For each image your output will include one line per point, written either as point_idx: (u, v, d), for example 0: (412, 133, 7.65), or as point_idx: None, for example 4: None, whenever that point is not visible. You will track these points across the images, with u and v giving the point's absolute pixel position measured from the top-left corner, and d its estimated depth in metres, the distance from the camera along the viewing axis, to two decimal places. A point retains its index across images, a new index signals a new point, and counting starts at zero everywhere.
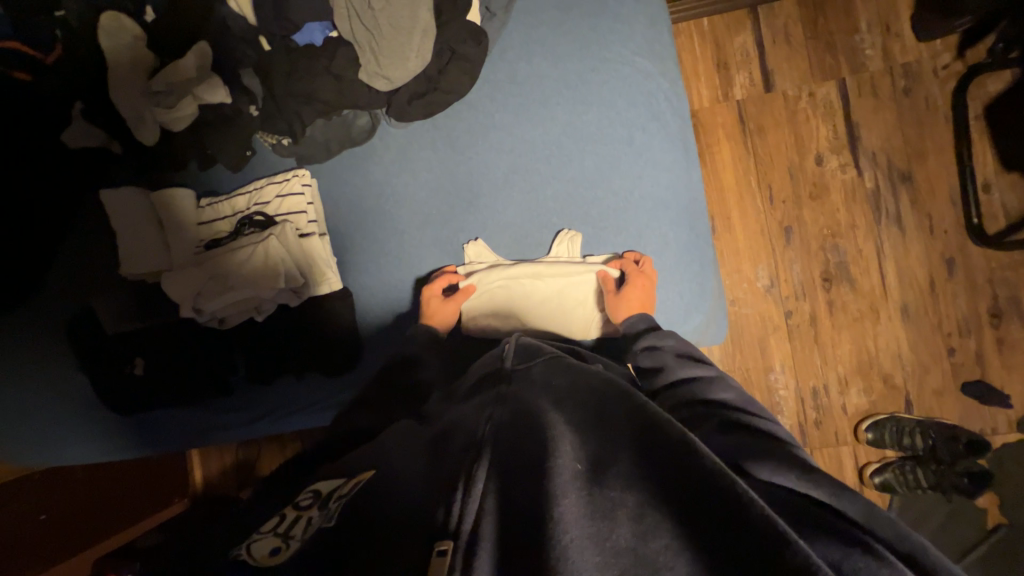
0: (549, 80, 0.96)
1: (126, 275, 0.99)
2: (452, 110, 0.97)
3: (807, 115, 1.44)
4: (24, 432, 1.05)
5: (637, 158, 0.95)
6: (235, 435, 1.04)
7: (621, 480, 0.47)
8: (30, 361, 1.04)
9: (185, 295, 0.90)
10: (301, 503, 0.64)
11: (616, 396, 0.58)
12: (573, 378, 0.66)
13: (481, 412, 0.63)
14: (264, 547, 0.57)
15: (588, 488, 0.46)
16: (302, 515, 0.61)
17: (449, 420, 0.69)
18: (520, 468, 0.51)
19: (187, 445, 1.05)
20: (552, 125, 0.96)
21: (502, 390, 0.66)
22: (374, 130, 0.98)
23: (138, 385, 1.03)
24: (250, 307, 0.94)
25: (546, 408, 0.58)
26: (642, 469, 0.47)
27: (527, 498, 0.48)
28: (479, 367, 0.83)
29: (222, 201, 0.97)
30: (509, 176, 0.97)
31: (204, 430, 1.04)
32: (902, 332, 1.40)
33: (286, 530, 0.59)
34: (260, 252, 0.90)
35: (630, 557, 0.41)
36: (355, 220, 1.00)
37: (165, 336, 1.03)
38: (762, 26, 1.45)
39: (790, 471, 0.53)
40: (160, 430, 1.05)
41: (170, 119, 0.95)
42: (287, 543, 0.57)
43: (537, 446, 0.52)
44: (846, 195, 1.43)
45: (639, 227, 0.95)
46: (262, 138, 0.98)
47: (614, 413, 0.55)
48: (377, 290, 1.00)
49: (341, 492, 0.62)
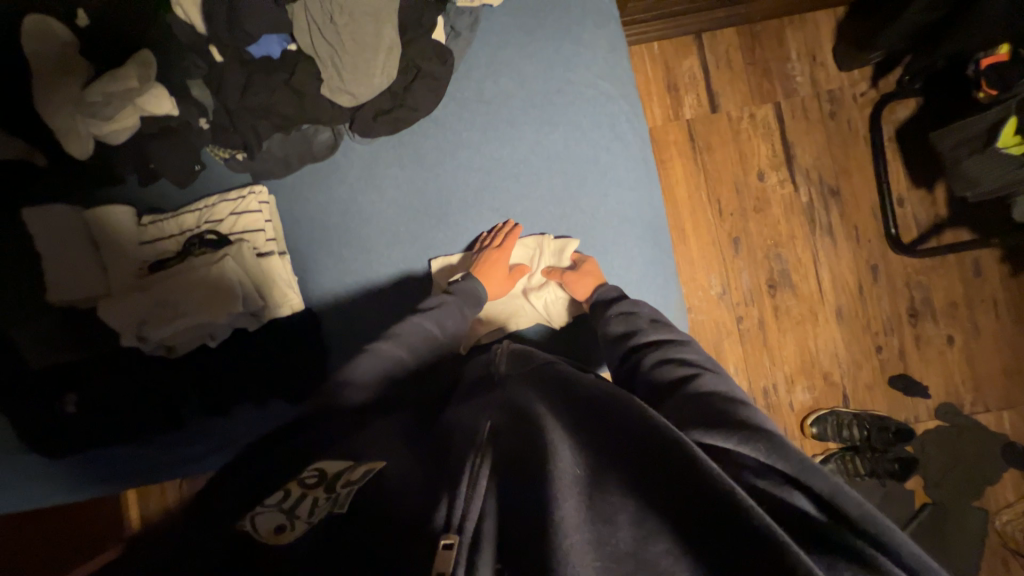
0: (515, 100, 0.97)
1: (54, 301, 0.90)
2: (418, 126, 0.96)
3: (748, 134, 1.56)
4: None
5: (602, 177, 0.98)
6: (184, 472, 0.96)
7: (619, 478, 0.46)
8: None
9: (128, 322, 0.83)
10: (304, 481, 0.59)
11: (613, 395, 0.58)
12: (568, 381, 0.66)
13: (480, 417, 0.63)
14: (268, 522, 0.53)
15: (587, 494, 0.46)
16: (307, 494, 0.57)
17: (445, 430, 0.67)
18: (516, 466, 0.51)
19: (129, 485, 0.96)
20: (520, 143, 0.97)
21: (497, 396, 0.67)
22: (336, 145, 0.95)
23: (72, 424, 0.93)
24: (203, 333, 0.87)
25: (541, 410, 0.58)
26: (639, 464, 0.46)
27: (528, 504, 0.46)
28: (472, 372, 0.83)
29: (168, 218, 0.90)
30: (477, 194, 0.97)
31: (147, 469, 0.95)
32: (837, 333, 1.54)
33: (291, 507, 0.55)
34: (213, 274, 0.83)
35: (631, 563, 0.41)
36: (318, 240, 0.96)
37: (101, 369, 0.93)
38: (706, 51, 1.56)
39: (760, 442, 0.52)
40: (102, 470, 0.95)
41: (111, 132, 0.87)
42: (292, 523, 0.53)
43: (536, 446, 0.51)
44: (785, 208, 1.55)
45: (606, 243, 0.98)
46: (213, 151, 0.92)
47: (610, 414, 0.55)
48: (344, 312, 0.96)
49: (352, 477, 0.59)
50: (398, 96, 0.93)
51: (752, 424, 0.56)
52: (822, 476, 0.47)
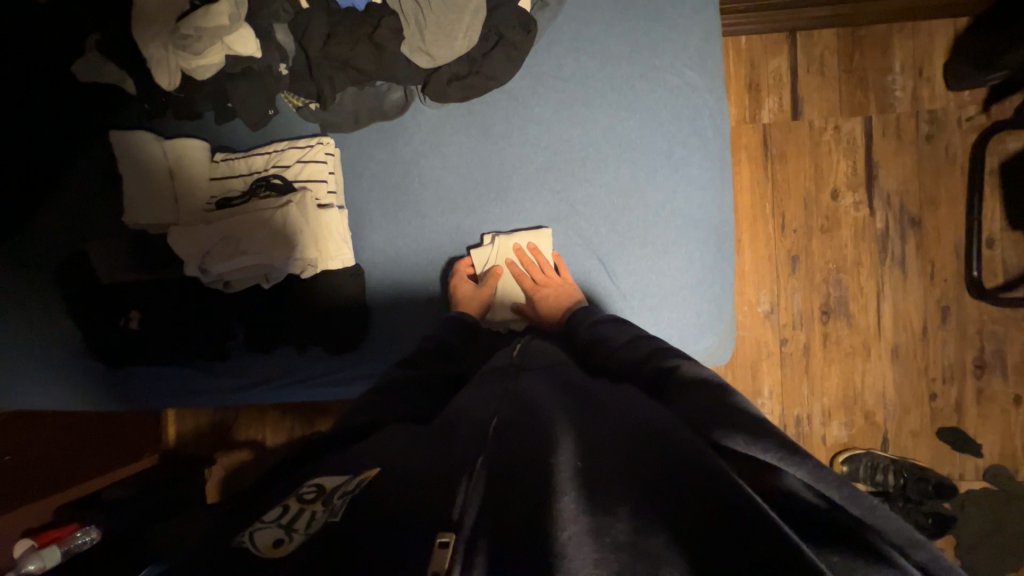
0: (594, 80, 0.93)
1: (129, 224, 0.95)
2: (490, 97, 0.94)
3: (829, 147, 1.45)
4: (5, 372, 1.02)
5: (673, 173, 0.93)
6: (219, 402, 1.00)
7: (619, 479, 0.48)
8: (17, 299, 1.01)
9: (192, 253, 0.86)
10: (303, 496, 0.58)
11: (617, 405, 0.60)
12: (577, 387, 0.68)
13: (487, 410, 0.64)
14: (267, 537, 0.52)
15: (586, 488, 0.47)
16: (305, 508, 0.56)
17: (453, 413, 0.69)
18: (516, 461, 0.52)
19: (171, 404, 1.02)
20: (591, 127, 0.94)
21: (510, 387, 0.69)
22: (406, 106, 0.95)
23: (131, 340, 0.99)
24: (258, 274, 0.90)
25: (547, 407, 0.60)
26: (642, 472, 0.48)
27: (529, 498, 0.47)
28: (494, 361, 0.84)
29: (239, 158, 0.92)
30: (539, 173, 0.95)
31: (190, 392, 1.01)
32: (889, 373, 1.44)
33: (289, 522, 0.54)
34: (275, 220, 0.87)
35: (628, 552, 0.41)
36: (376, 199, 0.96)
37: (161, 293, 0.99)
38: (798, 52, 1.44)
39: (741, 435, 0.50)
40: (149, 388, 1.02)
41: (199, 67, 0.89)
42: (290, 535, 0.52)
43: (539, 441, 0.53)
44: (856, 233, 1.45)
45: (665, 242, 0.94)
46: (287, 98, 0.94)
47: (615, 420, 0.57)
48: (391, 273, 0.97)
49: (346, 488, 0.57)
50: (474, 63, 0.90)
51: (739, 411, 0.55)
52: (816, 467, 0.46)
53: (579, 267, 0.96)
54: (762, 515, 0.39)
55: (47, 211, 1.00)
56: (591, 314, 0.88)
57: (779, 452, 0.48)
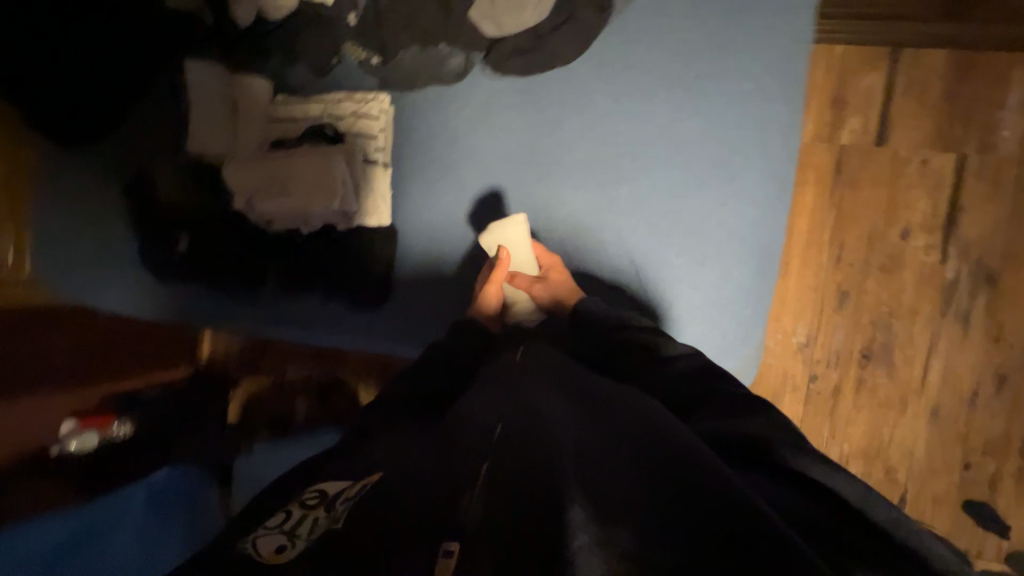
0: (661, 73, 0.88)
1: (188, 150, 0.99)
2: (549, 75, 0.91)
3: (910, 181, 1.32)
4: (75, 270, 1.14)
5: (726, 183, 0.88)
6: (249, 330, 1.07)
7: (624, 488, 0.47)
8: (90, 203, 1.11)
9: (242, 187, 0.90)
10: (306, 501, 0.60)
11: (627, 408, 0.60)
12: (587, 395, 0.67)
13: (491, 412, 0.66)
14: (270, 544, 0.54)
15: (589, 492, 0.46)
16: (309, 514, 0.58)
17: (457, 413, 0.70)
18: (520, 472, 0.52)
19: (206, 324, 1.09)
20: (649, 122, 0.89)
21: (515, 391, 0.71)
22: (463, 74, 0.92)
23: (178, 260, 1.07)
24: (298, 219, 0.94)
25: (549, 416, 0.61)
26: (649, 481, 0.47)
27: (530, 506, 0.47)
28: (495, 364, 0.83)
29: (297, 102, 0.95)
30: (586, 163, 0.91)
31: (224, 318, 1.08)
32: (923, 432, 1.35)
33: (293, 528, 0.56)
34: (319, 169, 0.87)
35: (636, 560, 0.40)
36: (419, 163, 0.96)
37: (209, 221, 1.05)
38: (898, 71, 1.31)
39: (791, 452, 0.54)
40: (189, 306, 1.09)
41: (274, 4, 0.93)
42: (293, 542, 0.54)
43: (543, 451, 0.53)
44: (919, 278, 1.34)
45: (703, 255, 0.90)
46: (350, 50, 0.94)
47: (616, 420, 0.58)
48: (422, 239, 0.98)
49: (351, 492, 0.59)
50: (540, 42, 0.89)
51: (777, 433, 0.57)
52: (857, 487, 0.50)
53: (612, 265, 0.93)
54: (772, 531, 0.40)
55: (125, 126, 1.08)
56: (627, 323, 0.81)
57: (822, 472, 0.52)
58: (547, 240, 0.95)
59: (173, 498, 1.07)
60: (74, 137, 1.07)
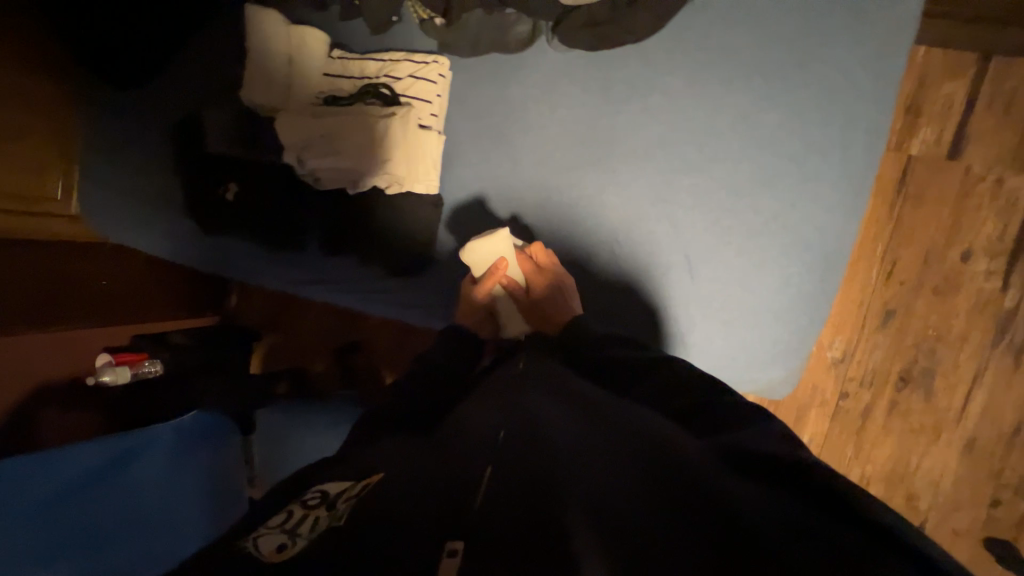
0: (742, 59, 0.82)
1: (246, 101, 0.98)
2: (620, 51, 0.85)
3: (979, 201, 1.24)
4: (109, 209, 1.13)
5: (799, 184, 0.83)
6: (281, 281, 1.09)
7: (622, 489, 0.49)
8: (132, 143, 1.10)
9: (294, 142, 0.89)
10: (308, 501, 0.59)
11: (623, 424, 0.62)
12: (583, 403, 0.67)
13: (493, 421, 0.68)
14: (271, 542, 0.54)
15: (586, 492, 0.49)
16: (310, 513, 0.57)
17: (457, 424, 0.71)
18: (521, 474, 0.53)
19: (240, 272, 1.11)
20: (723, 110, 0.83)
21: (513, 401, 0.71)
22: (529, 43, 0.86)
23: (221, 208, 1.06)
24: (347, 179, 0.91)
25: (548, 421, 0.62)
26: (644, 485, 0.49)
27: (531, 505, 0.49)
28: (495, 381, 0.82)
29: (354, 59, 0.91)
30: (649, 148, 0.85)
31: (259, 270, 1.10)
32: (954, 464, 1.30)
33: (293, 527, 0.55)
34: (374, 129, 0.87)
35: (634, 553, 0.42)
36: (473, 133, 0.93)
37: (256, 173, 1.04)
38: (985, 80, 1.21)
39: (777, 452, 0.54)
40: (227, 256, 1.10)
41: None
42: (294, 540, 0.53)
43: (542, 454, 0.55)
44: (974, 304, 1.27)
45: (764, 257, 0.85)
46: (413, 7, 0.90)
47: (610, 430, 0.59)
48: (468, 213, 0.95)
49: (351, 493, 0.58)
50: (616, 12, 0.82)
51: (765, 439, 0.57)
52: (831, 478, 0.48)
53: (654, 262, 0.88)
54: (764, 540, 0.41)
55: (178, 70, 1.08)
56: (618, 349, 0.79)
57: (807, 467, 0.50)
58: (586, 230, 0.90)
59: (199, 442, 1.06)
60: (128, 78, 1.08)
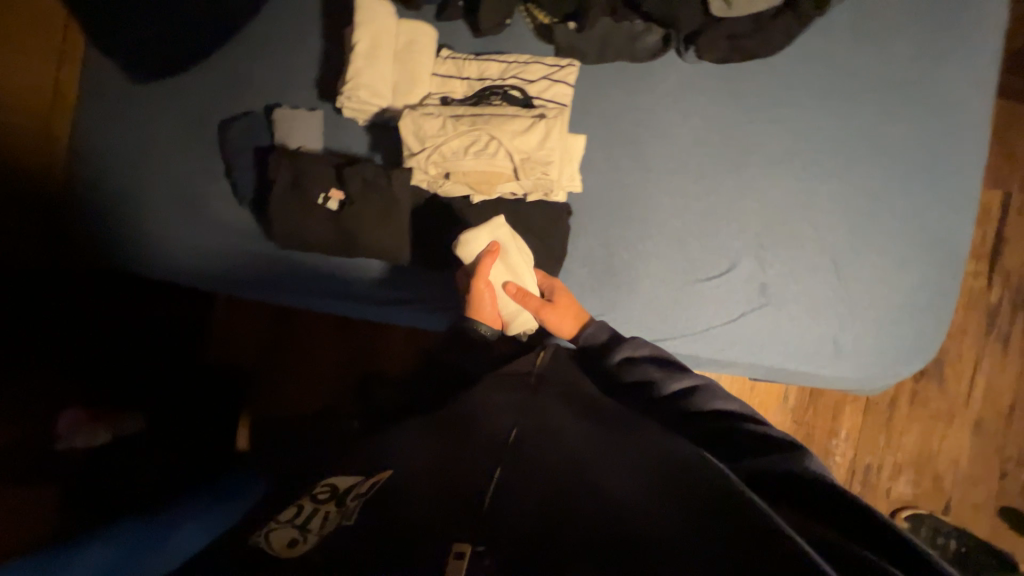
0: (873, 67, 0.80)
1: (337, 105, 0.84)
2: (751, 62, 0.82)
3: None
4: (114, 229, 0.87)
5: (945, 187, 0.80)
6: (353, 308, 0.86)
7: (660, 510, 0.39)
8: (152, 147, 0.88)
9: (432, 141, 0.75)
10: (317, 495, 0.52)
11: (644, 427, 0.55)
12: (616, 413, 0.59)
13: (506, 420, 0.59)
14: (281, 539, 0.47)
15: (612, 515, 0.39)
16: (319, 509, 0.50)
17: (462, 419, 0.62)
18: (539, 479, 0.46)
19: (291, 299, 0.87)
20: (858, 117, 0.80)
21: (530, 403, 0.63)
22: (660, 53, 0.82)
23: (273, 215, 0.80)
24: (484, 186, 0.77)
25: (570, 431, 0.54)
26: (683, 500, 0.40)
27: (545, 517, 0.41)
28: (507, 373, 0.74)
29: (468, 60, 0.82)
30: (785, 157, 0.81)
31: (323, 290, 0.85)
32: (967, 443, 1.46)
33: (304, 522, 0.49)
34: (530, 127, 0.74)
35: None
36: (600, 141, 0.84)
37: (329, 173, 0.80)
38: None
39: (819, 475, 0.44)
40: (275, 279, 0.86)
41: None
42: (304, 537, 0.46)
43: (563, 466, 0.47)
44: (969, 301, 1.46)
45: (922, 264, 0.79)
46: (526, 13, 0.85)
47: (643, 439, 0.51)
48: (597, 226, 0.83)
49: (361, 489, 0.51)
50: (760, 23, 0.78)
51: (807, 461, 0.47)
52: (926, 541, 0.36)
53: (803, 268, 0.79)
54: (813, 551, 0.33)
55: (211, 64, 0.89)
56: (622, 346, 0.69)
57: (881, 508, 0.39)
58: (726, 236, 0.81)
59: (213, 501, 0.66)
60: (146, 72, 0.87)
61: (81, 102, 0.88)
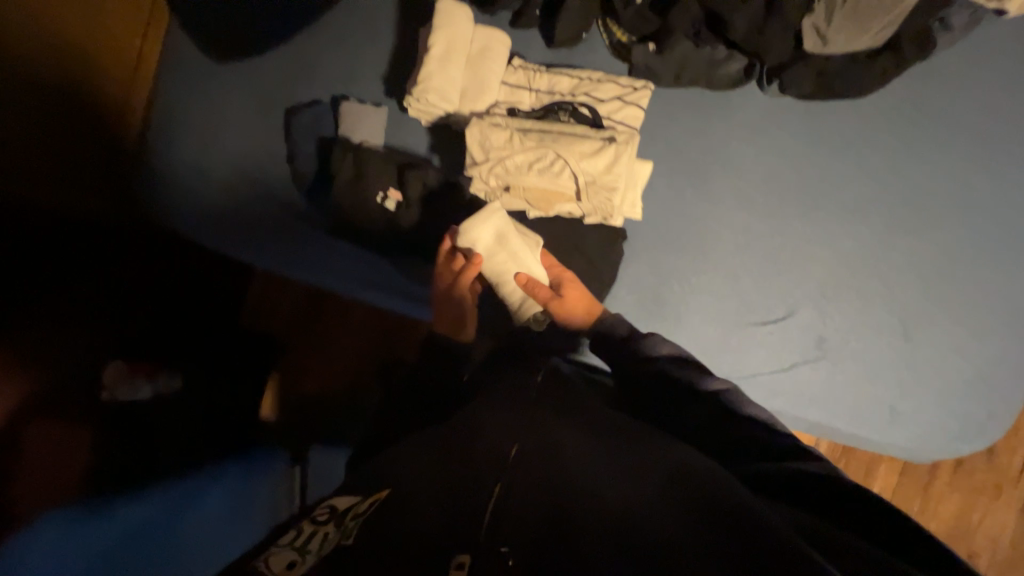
0: (970, 123, 0.75)
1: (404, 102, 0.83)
2: (837, 104, 0.77)
3: None
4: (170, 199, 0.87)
5: None
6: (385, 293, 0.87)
7: (652, 515, 0.37)
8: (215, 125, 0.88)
9: (498, 151, 0.74)
10: (315, 518, 0.50)
11: (646, 434, 0.51)
12: (614, 421, 0.56)
13: (508, 426, 0.58)
14: (277, 562, 0.44)
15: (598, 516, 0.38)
16: (319, 530, 0.48)
17: (469, 420, 0.62)
18: (530, 484, 0.45)
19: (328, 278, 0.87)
20: (947, 173, 0.75)
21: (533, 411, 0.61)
22: (739, 84, 0.79)
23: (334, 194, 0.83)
24: (542, 205, 0.75)
25: (566, 438, 0.52)
26: (674, 509, 0.37)
27: (532, 524, 0.40)
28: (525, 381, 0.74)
29: (540, 72, 0.81)
30: (863, 206, 0.76)
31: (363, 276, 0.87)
32: (1009, 523, 1.36)
33: (302, 545, 0.46)
34: (599, 147, 0.72)
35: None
36: (664, 169, 0.81)
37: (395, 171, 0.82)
38: None
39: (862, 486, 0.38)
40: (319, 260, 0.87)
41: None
42: (302, 558, 0.44)
43: (557, 468, 0.45)
44: None
45: (998, 338, 0.74)
46: (603, 29, 0.82)
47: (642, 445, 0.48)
48: (650, 256, 0.80)
49: (360, 509, 0.48)
50: (857, 63, 0.73)
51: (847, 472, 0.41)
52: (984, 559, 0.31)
53: (866, 326, 0.75)
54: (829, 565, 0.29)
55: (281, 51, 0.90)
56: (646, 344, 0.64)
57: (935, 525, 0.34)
58: (787, 284, 0.77)
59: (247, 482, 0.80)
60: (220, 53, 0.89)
61: (155, 74, 0.89)
